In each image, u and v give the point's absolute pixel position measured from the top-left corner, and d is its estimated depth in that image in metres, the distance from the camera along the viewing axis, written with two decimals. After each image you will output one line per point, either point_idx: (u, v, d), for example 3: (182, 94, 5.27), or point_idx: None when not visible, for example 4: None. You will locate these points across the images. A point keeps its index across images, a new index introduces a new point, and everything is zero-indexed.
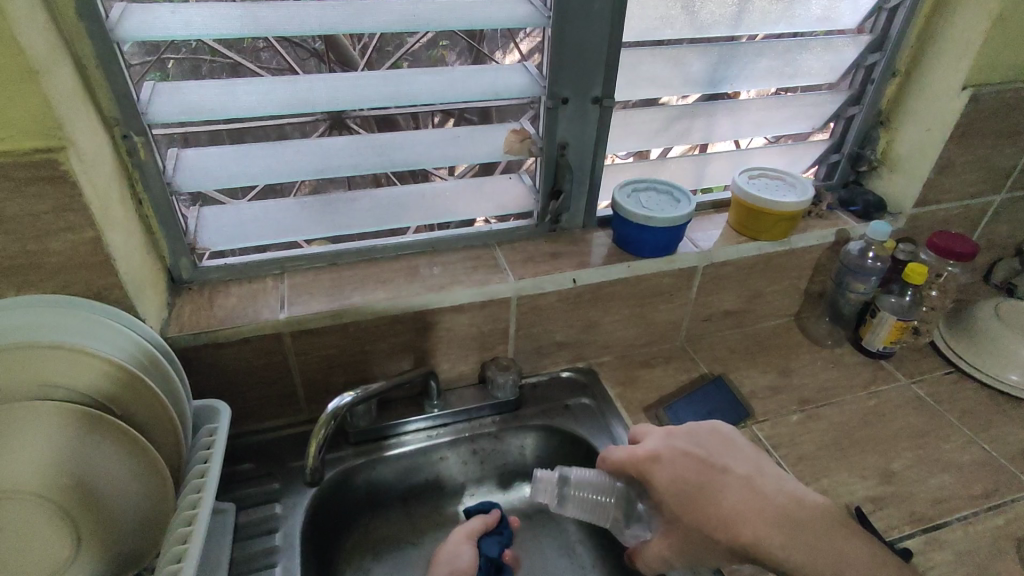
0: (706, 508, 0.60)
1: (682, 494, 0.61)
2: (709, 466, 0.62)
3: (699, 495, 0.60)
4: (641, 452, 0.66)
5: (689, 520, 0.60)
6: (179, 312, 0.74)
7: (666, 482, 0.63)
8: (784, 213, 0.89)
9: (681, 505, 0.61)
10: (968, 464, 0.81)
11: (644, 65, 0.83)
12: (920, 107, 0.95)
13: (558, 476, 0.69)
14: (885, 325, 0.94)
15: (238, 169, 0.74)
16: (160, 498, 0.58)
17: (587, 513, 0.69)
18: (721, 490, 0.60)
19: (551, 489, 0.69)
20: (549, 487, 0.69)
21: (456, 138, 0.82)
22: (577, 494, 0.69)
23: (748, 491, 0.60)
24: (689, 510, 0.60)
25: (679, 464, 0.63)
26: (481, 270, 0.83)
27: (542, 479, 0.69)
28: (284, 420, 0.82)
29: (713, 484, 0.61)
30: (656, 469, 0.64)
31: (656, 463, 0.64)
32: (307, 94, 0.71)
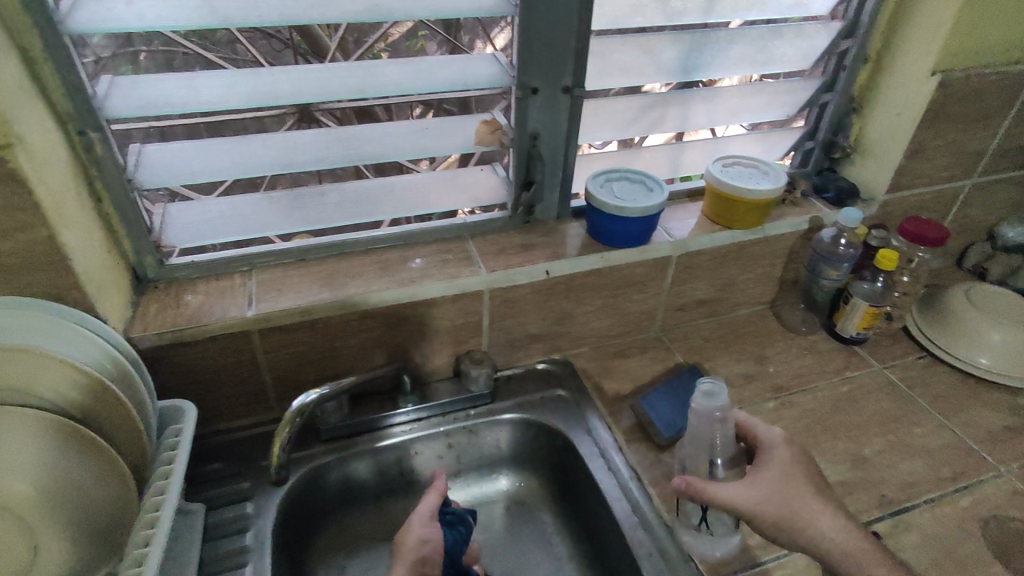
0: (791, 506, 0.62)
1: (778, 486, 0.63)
2: (817, 480, 0.64)
3: (802, 495, 0.62)
4: (778, 434, 0.67)
5: (781, 494, 0.62)
6: (144, 311, 0.73)
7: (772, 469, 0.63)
8: (757, 201, 0.89)
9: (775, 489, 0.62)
10: (938, 448, 0.82)
11: (615, 53, 0.82)
12: (891, 92, 0.95)
13: (732, 422, 0.65)
14: (858, 311, 0.94)
15: (201, 164, 0.72)
16: (124, 509, 0.57)
17: (693, 438, 0.67)
18: (814, 499, 0.62)
19: (715, 416, 0.64)
20: (710, 415, 0.64)
21: (425, 130, 0.80)
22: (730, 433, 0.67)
23: (829, 507, 0.62)
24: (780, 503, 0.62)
25: (790, 459, 0.64)
26: (452, 264, 0.83)
27: (723, 412, 0.63)
28: (256, 418, 0.81)
29: (814, 488, 0.63)
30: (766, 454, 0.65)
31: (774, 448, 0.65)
32: (270, 87, 0.69)
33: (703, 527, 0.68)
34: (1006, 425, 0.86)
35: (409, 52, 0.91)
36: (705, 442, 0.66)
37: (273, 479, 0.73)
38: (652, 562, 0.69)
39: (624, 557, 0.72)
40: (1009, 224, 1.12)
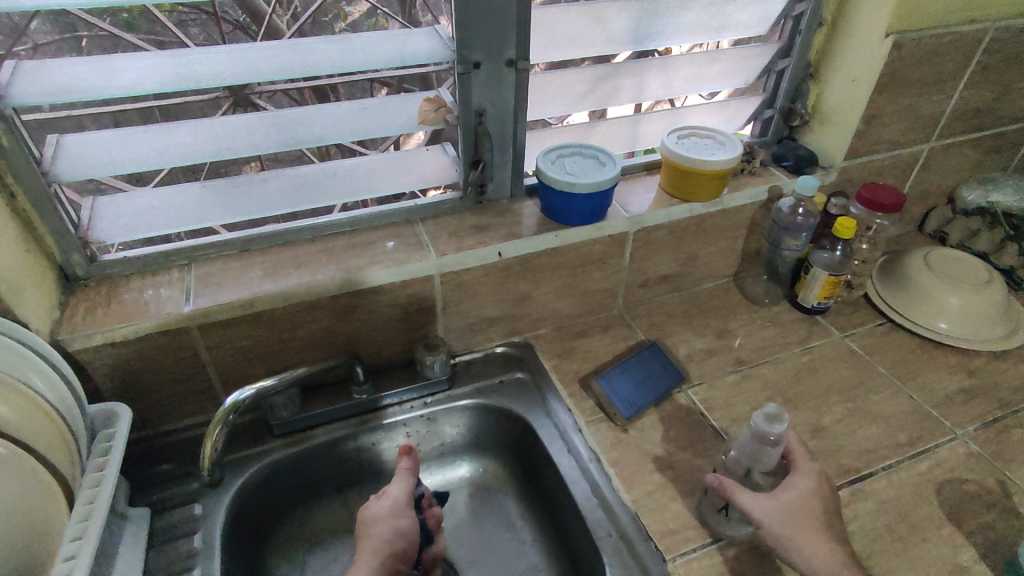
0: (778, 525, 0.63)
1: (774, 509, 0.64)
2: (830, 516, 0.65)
3: (811, 530, 0.62)
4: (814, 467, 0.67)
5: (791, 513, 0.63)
6: (73, 311, 0.69)
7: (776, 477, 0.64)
8: (713, 172, 0.87)
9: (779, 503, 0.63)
10: (896, 414, 0.82)
11: (562, 23, 0.79)
12: (847, 56, 0.93)
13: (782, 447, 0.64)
14: (818, 280, 0.94)
15: (123, 154, 0.68)
16: (49, 523, 0.55)
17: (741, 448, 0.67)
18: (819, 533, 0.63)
19: (767, 439, 0.63)
20: (764, 437, 0.64)
21: (364, 109, 0.76)
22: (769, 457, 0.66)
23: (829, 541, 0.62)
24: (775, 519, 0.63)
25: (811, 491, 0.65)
26: (401, 248, 0.80)
27: (777, 438, 0.63)
28: (204, 417, 0.78)
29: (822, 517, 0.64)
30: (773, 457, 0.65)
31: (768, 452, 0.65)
32: (190, 69, 0.65)
33: (722, 511, 0.67)
34: (962, 387, 0.87)
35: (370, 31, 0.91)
36: (753, 460, 0.66)
37: (206, 482, 0.70)
38: (611, 543, 0.68)
39: (585, 539, 0.71)
40: (969, 187, 1.12)
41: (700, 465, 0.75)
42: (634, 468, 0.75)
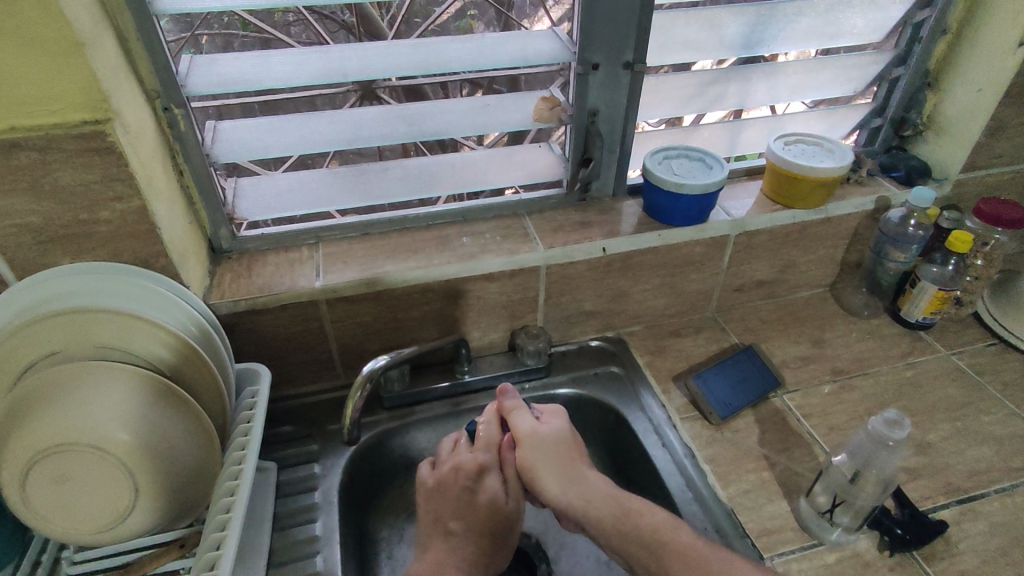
0: (574, 464, 0.70)
1: (558, 443, 0.72)
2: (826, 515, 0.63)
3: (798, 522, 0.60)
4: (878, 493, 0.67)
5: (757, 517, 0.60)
6: (219, 281, 0.77)
7: (556, 426, 0.74)
8: (821, 179, 0.87)
9: (563, 441, 0.72)
10: (1009, 437, 0.80)
11: (678, 28, 0.81)
12: (971, 67, 0.90)
13: (900, 454, 0.65)
14: (925, 295, 0.91)
15: (273, 139, 0.75)
16: (207, 471, 0.62)
17: (852, 449, 0.69)
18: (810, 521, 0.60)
19: (885, 441, 0.64)
20: (881, 439, 0.65)
21: (485, 106, 0.81)
22: (876, 468, 0.67)
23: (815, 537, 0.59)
24: (551, 465, 0.70)
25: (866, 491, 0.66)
26: (510, 239, 0.84)
27: (897, 442, 0.64)
28: (321, 385, 0.85)
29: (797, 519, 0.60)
30: (553, 416, 0.76)
31: (560, 412, 0.77)
32: (337, 64, 0.71)
33: (825, 514, 0.68)
34: None
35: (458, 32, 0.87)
36: (864, 462, 0.67)
37: (346, 439, 0.77)
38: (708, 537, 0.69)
39: None
40: None
41: (798, 470, 0.75)
42: (730, 466, 0.76)
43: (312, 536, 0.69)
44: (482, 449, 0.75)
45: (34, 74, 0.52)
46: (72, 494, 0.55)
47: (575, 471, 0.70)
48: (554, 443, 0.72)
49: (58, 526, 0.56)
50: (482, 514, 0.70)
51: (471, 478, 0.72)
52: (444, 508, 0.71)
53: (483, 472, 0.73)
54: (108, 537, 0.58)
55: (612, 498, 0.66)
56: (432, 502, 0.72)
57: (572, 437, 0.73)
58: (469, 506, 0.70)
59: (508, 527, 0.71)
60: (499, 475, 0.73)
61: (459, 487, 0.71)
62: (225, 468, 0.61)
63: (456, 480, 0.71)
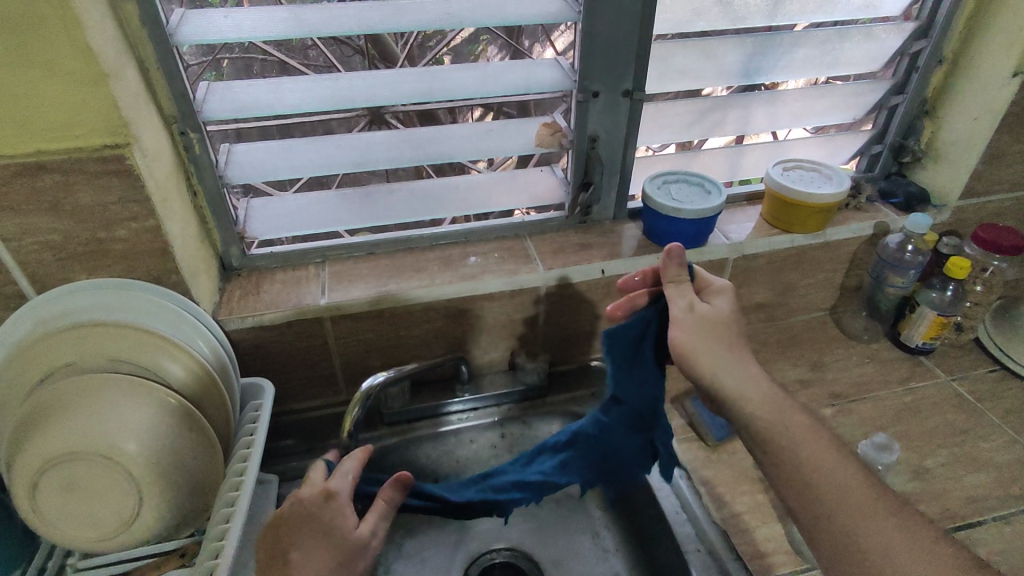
0: (736, 358, 0.59)
1: (719, 331, 0.60)
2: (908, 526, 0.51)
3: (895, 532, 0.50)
4: None
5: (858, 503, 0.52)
6: (229, 297, 0.80)
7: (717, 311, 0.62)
8: (818, 206, 0.88)
9: (725, 331, 0.61)
10: (1007, 464, 0.79)
11: (677, 57, 0.83)
12: (968, 95, 0.92)
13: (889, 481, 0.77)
14: (924, 320, 0.92)
15: (284, 162, 0.78)
16: (209, 482, 0.64)
17: None
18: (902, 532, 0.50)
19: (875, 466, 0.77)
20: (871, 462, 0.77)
21: (488, 132, 0.84)
22: None
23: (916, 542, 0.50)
24: (717, 352, 0.59)
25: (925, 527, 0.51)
26: (511, 261, 0.86)
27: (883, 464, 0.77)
28: (324, 400, 0.87)
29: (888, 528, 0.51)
30: (718, 297, 0.63)
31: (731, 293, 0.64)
32: (346, 91, 0.74)
33: None
34: None
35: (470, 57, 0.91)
36: None
37: None
38: (701, 558, 0.70)
39: (672, 551, 0.73)
40: None
41: None
42: (725, 488, 0.76)
43: None
44: (336, 477, 0.65)
45: (60, 101, 0.55)
46: (79, 503, 0.57)
47: (734, 365, 0.59)
48: (713, 327, 0.61)
49: (64, 534, 0.58)
50: (325, 548, 0.60)
51: (316, 504, 0.63)
52: (285, 537, 0.61)
53: (330, 499, 0.63)
54: (112, 545, 0.60)
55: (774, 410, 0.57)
56: (265, 541, 0.61)
57: (734, 324, 0.62)
58: (316, 541, 0.60)
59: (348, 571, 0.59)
60: (350, 505, 0.63)
61: (300, 520, 0.62)
62: (226, 480, 0.63)
63: (302, 506, 0.62)
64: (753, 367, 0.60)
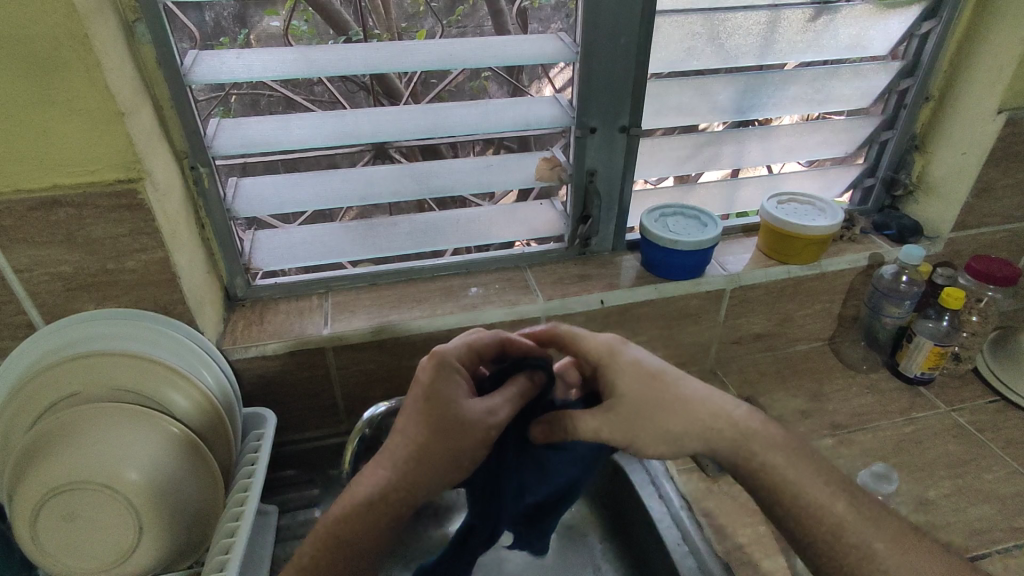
0: (671, 401, 0.58)
1: (639, 407, 0.59)
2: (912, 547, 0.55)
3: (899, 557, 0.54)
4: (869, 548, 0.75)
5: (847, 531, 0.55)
6: (232, 327, 0.81)
7: (620, 381, 0.60)
8: (813, 237, 0.90)
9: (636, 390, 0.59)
10: (1011, 496, 0.79)
11: (671, 95, 0.86)
12: (955, 131, 0.94)
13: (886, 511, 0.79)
14: (922, 350, 0.93)
15: (290, 195, 0.80)
16: (209, 512, 0.64)
17: None
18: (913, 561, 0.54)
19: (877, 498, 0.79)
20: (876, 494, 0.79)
21: (488, 166, 0.86)
22: None
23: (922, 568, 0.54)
24: (656, 421, 0.58)
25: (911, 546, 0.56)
26: (512, 291, 0.88)
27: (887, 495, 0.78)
28: (325, 430, 0.87)
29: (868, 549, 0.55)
30: (613, 360, 0.61)
31: (618, 348, 0.62)
32: (352, 128, 0.77)
33: None
34: None
35: (472, 92, 0.92)
36: None
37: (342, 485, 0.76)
38: None
39: None
40: None
41: None
42: (728, 520, 0.76)
43: None
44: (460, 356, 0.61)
45: (79, 137, 0.58)
46: (78, 533, 0.57)
47: (671, 417, 0.58)
48: (631, 410, 0.59)
49: (64, 563, 0.58)
50: (435, 435, 0.55)
51: (426, 387, 0.56)
52: (408, 427, 0.55)
53: (437, 372, 0.57)
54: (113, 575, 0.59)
55: (724, 421, 0.59)
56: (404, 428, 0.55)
57: (641, 373, 0.60)
58: (427, 431, 0.55)
59: (454, 460, 0.56)
60: (458, 385, 0.58)
61: (425, 405, 0.56)
62: (227, 509, 0.63)
63: (430, 383, 0.56)
64: (693, 398, 0.59)
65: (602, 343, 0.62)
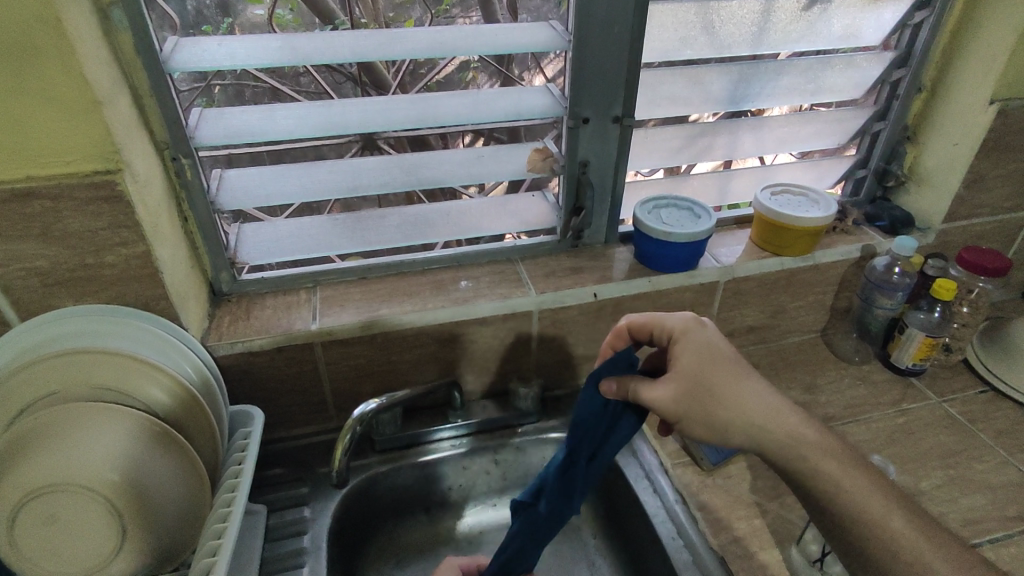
0: (730, 393, 0.57)
1: (702, 387, 0.57)
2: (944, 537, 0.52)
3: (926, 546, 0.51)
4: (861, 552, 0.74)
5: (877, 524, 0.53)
6: (218, 323, 0.79)
7: (690, 361, 0.58)
8: (807, 229, 0.89)
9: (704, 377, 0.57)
10: (1002, 485, 0.80)
11: (665, 84, 0.85)
12: (947, 122, 0.94)
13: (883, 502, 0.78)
14: (914, 341, 0.93)
15: (276, 188, 0.78)
16: (195, 515, 0.62)
17: None
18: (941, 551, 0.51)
19: None
20: None
21: (479, 157, 0.84)
22: None
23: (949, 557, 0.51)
24: (715, 408, 0.56)
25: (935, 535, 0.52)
26: (504, 284, 0.86)
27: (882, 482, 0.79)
28: (314, 427, 0.85)
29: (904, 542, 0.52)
30: (688, 341, 0.59)
31: (696, 330, 0.59)
32: (340, 118, 0.75)
33: (816, 563, 0.68)
34: None
35: (462, 84, 0.92)
36: None
37: (334, 482, 0.77)
38: None
39: None
40: None
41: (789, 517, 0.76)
42: (723, 513, 0.76)
43: None
44: None
45: (53, 127, 0.55)
46: (58, 537, 0.55)
47: (724, 405, 0.57)
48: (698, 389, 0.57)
49: (43, 569, 0.56)
50: None
51: None
52: None
53: None
54: None
55: (774, 412, 0.57)
56: None
57: (716, 362, 0.58)
58: None
59: None
60: None
61: None
62: (213, 512, 0.61)
63: None
64: (746, 389, 0.58)
65: (678, 321, 0.60)
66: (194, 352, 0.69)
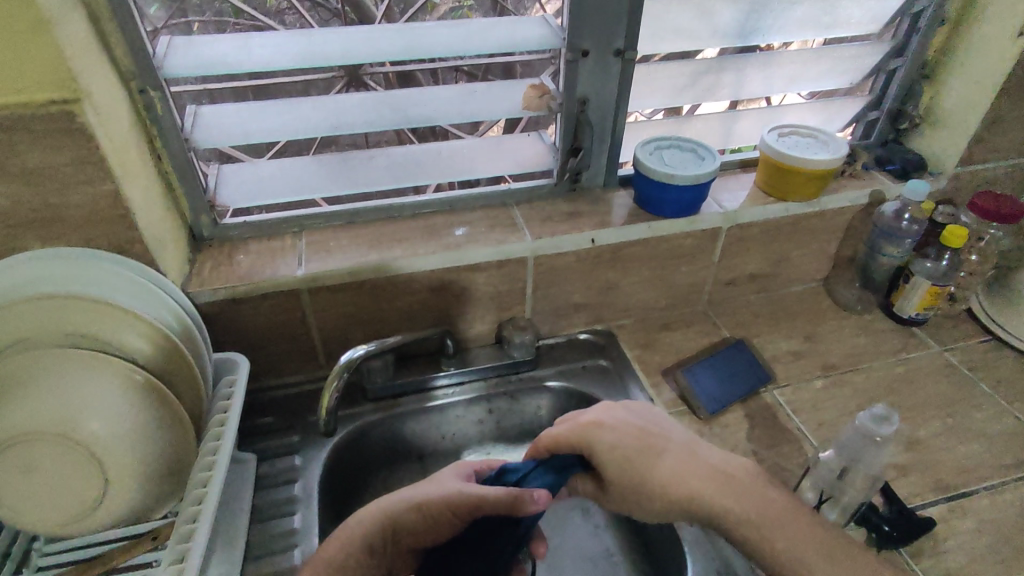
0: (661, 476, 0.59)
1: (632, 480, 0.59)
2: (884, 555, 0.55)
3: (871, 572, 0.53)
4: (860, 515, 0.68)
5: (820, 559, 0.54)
6: (199, 268, 0.75)
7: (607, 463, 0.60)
8: (817, 171, 0.85)
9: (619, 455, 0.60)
10: (1000, 434, 0.79)
11: (670, 14, 0.79)
12: (969, 59, 0.89)
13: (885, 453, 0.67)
14: (918, 290, 0.90)
15: (253, 125, 0.73)
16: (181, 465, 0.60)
17: (841, 450, 0.69)
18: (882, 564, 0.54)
19: (871, 437, 0.67)
20: (869, 434, 0.67)
21: (472, 93, 0.79)
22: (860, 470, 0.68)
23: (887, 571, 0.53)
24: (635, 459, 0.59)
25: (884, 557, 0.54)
26: (498, 230, 0.83)
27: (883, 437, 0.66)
28: (304, 376, 0.84)
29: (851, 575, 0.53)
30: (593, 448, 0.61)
31: (597, 434, 0.61)
32: (321, 48, 0.69)
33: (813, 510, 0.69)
34: None
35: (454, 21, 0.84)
36: (853, 457, 0.69)
37: (323, 431, 0.76)
38: (694, 533, 0.69)
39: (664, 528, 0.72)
40: None
41: (785, 465, 0.75)
42: None
43: (289, 529, 0.68)
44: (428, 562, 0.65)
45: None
46: (38, 485, 0.54)
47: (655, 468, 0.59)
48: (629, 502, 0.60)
49: (23, 518, 0.54)
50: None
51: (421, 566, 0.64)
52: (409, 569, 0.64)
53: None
54: (81, 527, 0.56)
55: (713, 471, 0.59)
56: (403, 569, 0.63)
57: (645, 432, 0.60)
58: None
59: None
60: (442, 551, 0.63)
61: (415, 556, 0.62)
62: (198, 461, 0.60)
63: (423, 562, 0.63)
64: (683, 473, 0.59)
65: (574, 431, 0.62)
66: (173, 298, 0.66)
